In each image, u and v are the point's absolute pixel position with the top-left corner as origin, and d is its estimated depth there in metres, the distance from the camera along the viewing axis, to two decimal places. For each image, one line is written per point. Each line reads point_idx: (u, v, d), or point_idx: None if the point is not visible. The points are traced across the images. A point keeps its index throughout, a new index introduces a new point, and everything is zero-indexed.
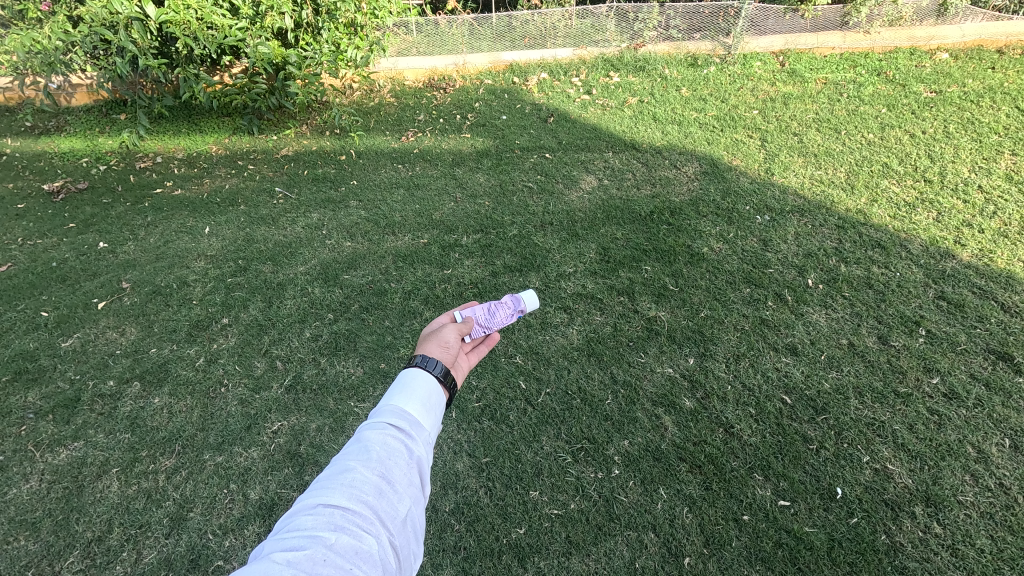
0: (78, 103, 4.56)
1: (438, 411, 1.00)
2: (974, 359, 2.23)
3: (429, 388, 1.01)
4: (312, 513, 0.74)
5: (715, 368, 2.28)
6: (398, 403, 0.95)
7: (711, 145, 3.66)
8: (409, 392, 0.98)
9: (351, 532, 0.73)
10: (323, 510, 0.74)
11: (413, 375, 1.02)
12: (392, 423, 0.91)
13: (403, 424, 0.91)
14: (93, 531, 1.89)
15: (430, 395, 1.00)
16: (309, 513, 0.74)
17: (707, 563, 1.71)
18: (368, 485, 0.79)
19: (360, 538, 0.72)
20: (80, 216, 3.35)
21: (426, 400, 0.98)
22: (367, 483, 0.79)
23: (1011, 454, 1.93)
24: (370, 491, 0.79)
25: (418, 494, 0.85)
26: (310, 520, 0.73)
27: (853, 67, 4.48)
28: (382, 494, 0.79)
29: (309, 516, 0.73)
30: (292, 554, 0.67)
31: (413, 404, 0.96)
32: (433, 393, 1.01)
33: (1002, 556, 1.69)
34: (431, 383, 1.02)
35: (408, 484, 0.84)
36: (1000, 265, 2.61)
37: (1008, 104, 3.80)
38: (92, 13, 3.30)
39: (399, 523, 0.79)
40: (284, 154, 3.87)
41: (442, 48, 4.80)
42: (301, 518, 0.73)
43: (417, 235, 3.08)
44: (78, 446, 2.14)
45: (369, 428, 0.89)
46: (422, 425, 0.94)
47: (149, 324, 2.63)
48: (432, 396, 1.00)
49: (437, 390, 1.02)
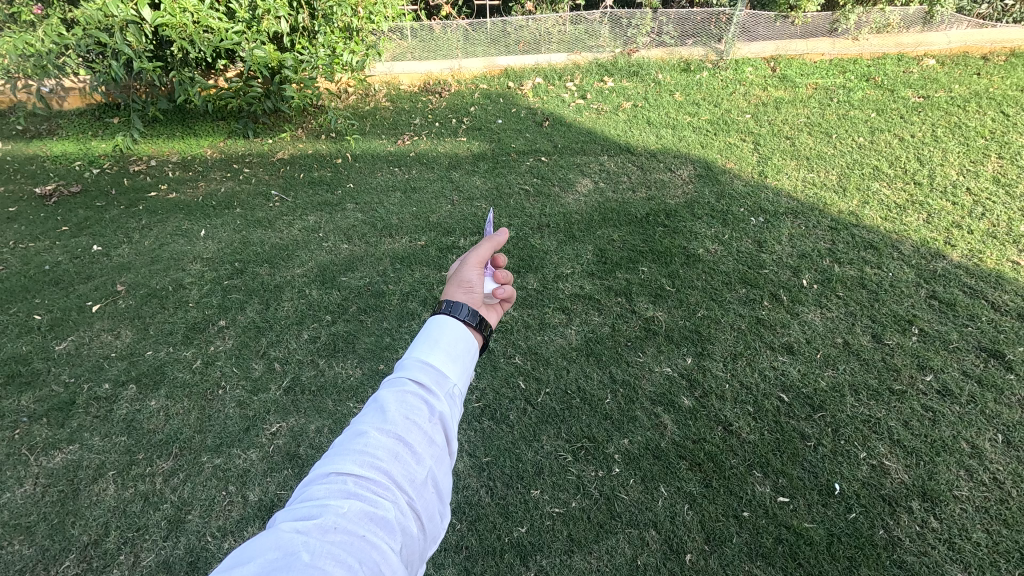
0: (71, 106, 4.54)
1: (466, 361, 0.98)
2: (966, 357, 2.26)
3: (455, 337, 1.00)
4: (325, 481, 0.76)
5: (713, 367, 2.30)
6: (421, 355, 0.94)
7: (705, 148, 3.70)
8: (434, 343, 0.97)
9: (364, 498, 0.74)
10: (335, 479, 0.76)
11: (439, 324, 1.01)
12: (412, 379, 0.90)
13: (425, 380, 0.90)
14: (89, 534, 1.87)
15: (455, 344, 0.98)
16: (321, 481, 0.76)
17: (709, 560, 1.72)
18: (382, 449, 0.80)
19: (374, 504, 0.73)
20: (72, 219, 3.32)
21: (452, 351, 0.97)
22: (380, 448, 0.80)
23: (1004, 449, 1.96)
24: (384, 455, 0.79)
25: (440, 452, 0.84)
26: (323, 489, 0.74)
27: (843, 73, 4.55)
28: (398, 457, 0.80)
29: (322, 485, 0.75)
30: (302, 523, 0.69)
31: (436, 355, 0.95)
32: (461, 340, 1.00)
33: (998, 549, 1.72)
34: (459, 330, 1.01)
35: (428, 444, 0.83)
36: (990, 265, 2.65)
37: (993, 109, 3.87)
38: (87, 16, 3.29)
39: (418, 485, 0.79)
40: (280, 158, 3.87)
41: (437, 53, 4.82)
42: (314, 487, 0.75)
43: (414, 237, 3.08)
44: (73, 449, 2.12)
45: (388, 387, 0.90)
46: (446, 377, 0.93)
47: (145, 327, 2.61)
48: (457, 345, 0.98)
49: (466, 335, 1.01)
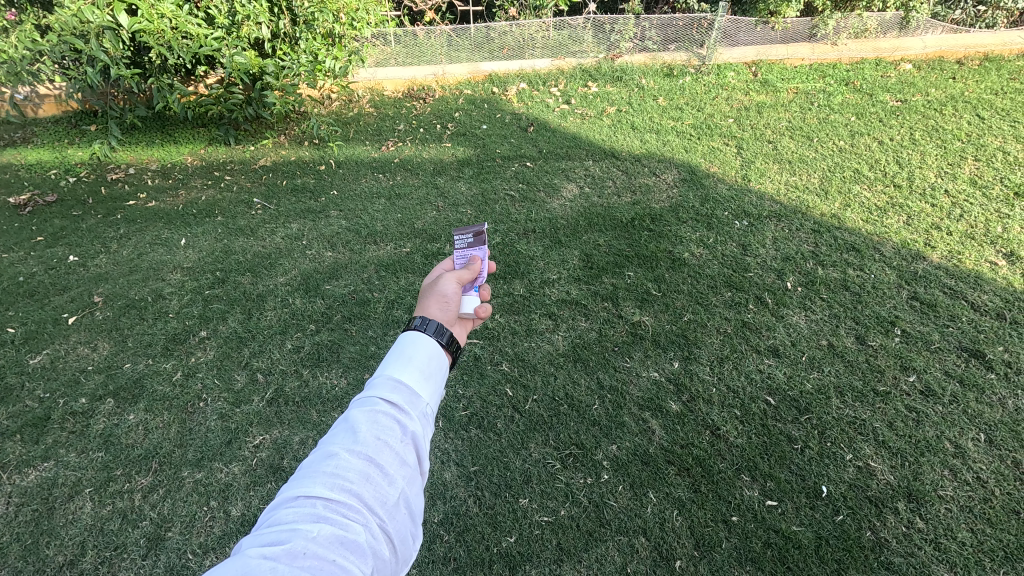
0: (46, 113, 4.45)
1: (439, 378, 0.98)
2: (948, 357, 2.29)
3: (429, 353, 0.99)
4: (294, 505, 0.74)
5: (700, 370, 2.30)
6: (393, 372, 0.93)
7: (689, 153, 3.72)
8: (407, 360, 0.96)
9: (335, 521, 0.73)
10: (304, 502, 0.75)
11: (412, 339, 0.99)
12: (384, 398, 0.89)
13: (398, 399, 0.89)
14: (64, 555, 1.81)
15: (428, 361, 0.98)
16: (289, 505, 0.74)
17: (698, 565, 1.71)
18: (352, 471, 0.79)
19: (345, 528, 0.73)
20: (47, 229, 3.25)
21: (425, 368, 0.96)
22: (351, 471, 0.79)
23: (986, 448, 1.98)
24: (355, 478, 0.78)
25: (412, 473, 0.84)
26: (291, 512, 0.73)
27: (823, 77, 4.61)
28: (368, 479, 0.79)
29: (290, 509, 0.74)
30: (269, 548, 0.68)
31: (409, 373, 0.94)
32: (434, 357, 0.99)
33: (982, 548, 1.73)
34: (433, 346, 1.00)
35: (400, 464, 0.83)
36: (969, 266, 2.69)
37: (969, 112, 3.95)
38: (62, 22, 3.22)
39: (390, 507, 0.79)
40: (262, 165, 3.82)
41: (421, 59, 4.85)
42: (282, 511, 0.74)
43: (399, 244, 3.06)
44: (48, 466, 2.06)
45: (358, 405, 0.88)
46: (418, 396, 0.92)
47: (123, 339, 2.55)
48: (431, 362, 0.98)
49: (438, 353, 1.00)
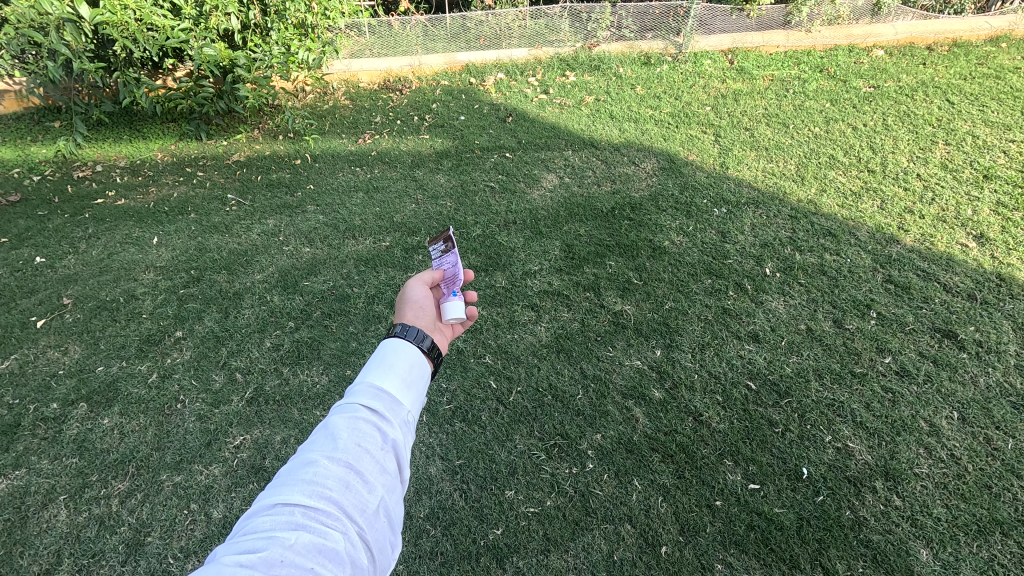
0: (5, 110, 4.29)
1: (420, 385, 0.98)
2: (922, 338, 2.34)
3: (410, 361, 0.99)
4: (271, 513, 0.73)
5: (682, 358, 2.32)
6: (375, 380, 0.92)
7: (667, 141, 3.73)
8: (388, 368, 0.95)
9: (313, 529, 0.71)
10: (283, 510, 0.73)
11: (393, 347, 1.00)
12: (365, 405, 0.88)
13: (378, 406, 0.89)
14: (39, 564, 1.76)
15: (409, 369, 0.97)
16: (267, 513, 0.73)
17: (684, 551, 1.73)
18: (331, 478, 0.77)
19: (324, 536, 0.71)
20: (11, 231, 3.13)
21: (406, 376, 0.96)
22: (330, 478, 0.77)
23: (960, 426, 2.03)
24: (334, 485, 0.77)
25: (392, 481, 0.83)
26: (269, 520, 0.71)
27: (797, 64, 4.64)
28: (348, 487, 0.78)
29: (267, 517, 0.72)
30: (244, 557, 0.66)
31: (391, 381, 0.93)
32: (415, 365, 0.99)
33: (957, 522, 1.78)
34: (414, 354, 1.00)
35: (380, 472, 0.82)
36: (941, 248, 2.75)
37: (939, 97, 4.02)
38: (19, 14, 3.08)
39: (370, 515, 0.77)
40: (235, 160, 3.73)
41: (396, 49, 4.74)
42: (258, 519, 0.72)
43: (379, 238, 3.02)
44: (19, 475, 2.00)
45: (339, 412, 0.87)
46: (400, 404, 0.92)
47: (95, 342, 2.48)
48: (412, 370, 0.97)
49: (420, 360, 1.00)
